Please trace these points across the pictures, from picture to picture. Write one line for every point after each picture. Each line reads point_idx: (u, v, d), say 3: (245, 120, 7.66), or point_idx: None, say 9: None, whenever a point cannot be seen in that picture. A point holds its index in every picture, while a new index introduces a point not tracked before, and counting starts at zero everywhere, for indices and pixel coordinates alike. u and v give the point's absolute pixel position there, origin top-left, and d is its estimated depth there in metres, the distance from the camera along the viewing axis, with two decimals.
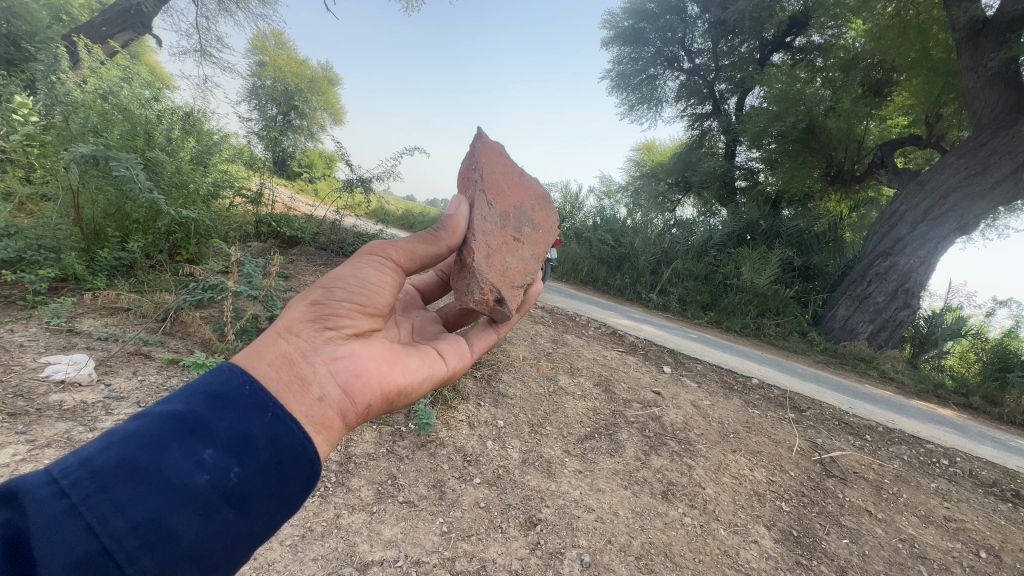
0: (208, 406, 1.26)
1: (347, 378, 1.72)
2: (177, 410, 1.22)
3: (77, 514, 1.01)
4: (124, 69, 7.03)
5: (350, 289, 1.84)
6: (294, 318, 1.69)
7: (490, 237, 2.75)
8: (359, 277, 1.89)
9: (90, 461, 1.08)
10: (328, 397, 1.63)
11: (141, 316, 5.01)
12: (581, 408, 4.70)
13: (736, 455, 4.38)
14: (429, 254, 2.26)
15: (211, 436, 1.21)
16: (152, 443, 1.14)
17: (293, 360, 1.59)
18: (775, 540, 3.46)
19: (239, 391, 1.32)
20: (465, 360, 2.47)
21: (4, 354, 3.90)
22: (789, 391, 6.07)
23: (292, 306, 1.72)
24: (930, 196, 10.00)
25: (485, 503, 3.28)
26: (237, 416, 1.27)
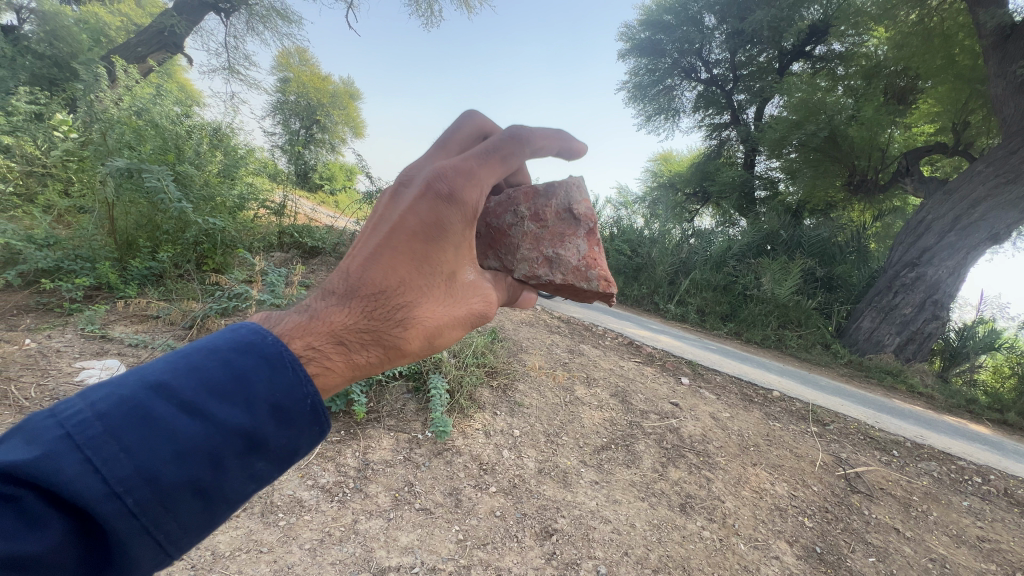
0: (272, 421, 1.25)
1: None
2: (240, 425, 1.20)
3: (145, 532, 1.08)
4: (157, 87, 7.37)
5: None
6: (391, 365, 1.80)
7: None
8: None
9: (154, 479, 1.08)
10: None
11: (169, 324, 5.18)
12: (597, 419, 4.68)
13: (756, 469, 4.30)
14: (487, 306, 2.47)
15: (268, 450, 1.26)
16: (213, 460, 1.16)
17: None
18: (797, 556, 3.38)
19: (303, 407, 1.31)
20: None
21: (42, 359, 4.08)
22: (812, 404, 5.93)
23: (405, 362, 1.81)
24: (959, 205, 9.71)
25: (500, 512, 3.28)
26: (294, 434, 1.30)
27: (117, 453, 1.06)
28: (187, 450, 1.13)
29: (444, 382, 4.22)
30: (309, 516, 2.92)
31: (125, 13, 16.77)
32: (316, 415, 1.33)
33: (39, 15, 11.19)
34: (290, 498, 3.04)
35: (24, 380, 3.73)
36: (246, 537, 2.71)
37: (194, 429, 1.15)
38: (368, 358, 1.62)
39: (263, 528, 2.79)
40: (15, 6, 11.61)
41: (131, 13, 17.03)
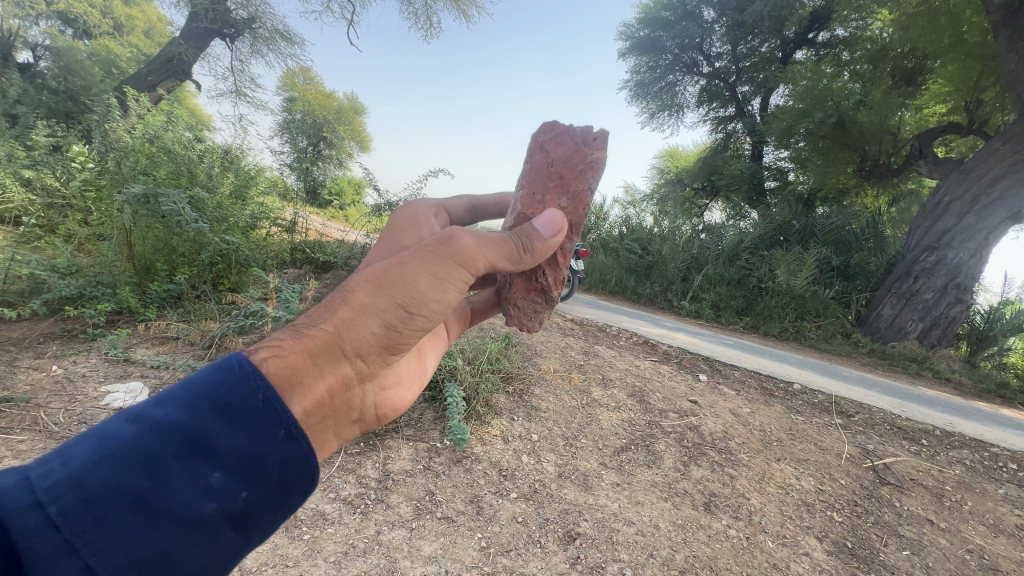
0: (215, 417, 1.18)
1: (386, 404, 1.86)
2: (178, 423, 1.15)
3: (68, 551, 0.98)
4: (168, 114, 7.57)
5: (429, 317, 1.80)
6: (366, 338, 1.64)
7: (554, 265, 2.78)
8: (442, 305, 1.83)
9: (84, 484, 1.04)
10: (364, 422, 1.76)
11: (188, 344, 5.28)
12: (615, 420, 4.65)
13: (781, 464, 4.22)
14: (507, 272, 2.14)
15: (220, 456, 1.16)
16: (149, 464, 1.08)
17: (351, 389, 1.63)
18: (827, 552, 3.31)
19: (253, 401, 1.24)
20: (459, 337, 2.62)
21: (68, 385, 4.18)
22: (835, 396, 5.81)
23: (370, 326, 1.63)
24: (976, 185, 9.50)
25: (522, 518, 3.27)
26: (248, 433, 1.20)
27: (52, 463, 1.06)
28: (120, 452, 1.08)
29: (460, 390, 4.23)
30: (333, 529, 2.94)
31: (134, 44, 17.29)
32: (267, 406, 1.25)
33: (54, 51, 11.59)
34: (312, 512, 3.07)
35: (52, 406, 3.83)
36: (271, 553, 2.74)
37: (132, 432, 1.12)
38: (316, 327, 1.54)
39: (288, 542, 2.82)
40: (31, 43, 12.02)
41: (140, 43, 17.50)
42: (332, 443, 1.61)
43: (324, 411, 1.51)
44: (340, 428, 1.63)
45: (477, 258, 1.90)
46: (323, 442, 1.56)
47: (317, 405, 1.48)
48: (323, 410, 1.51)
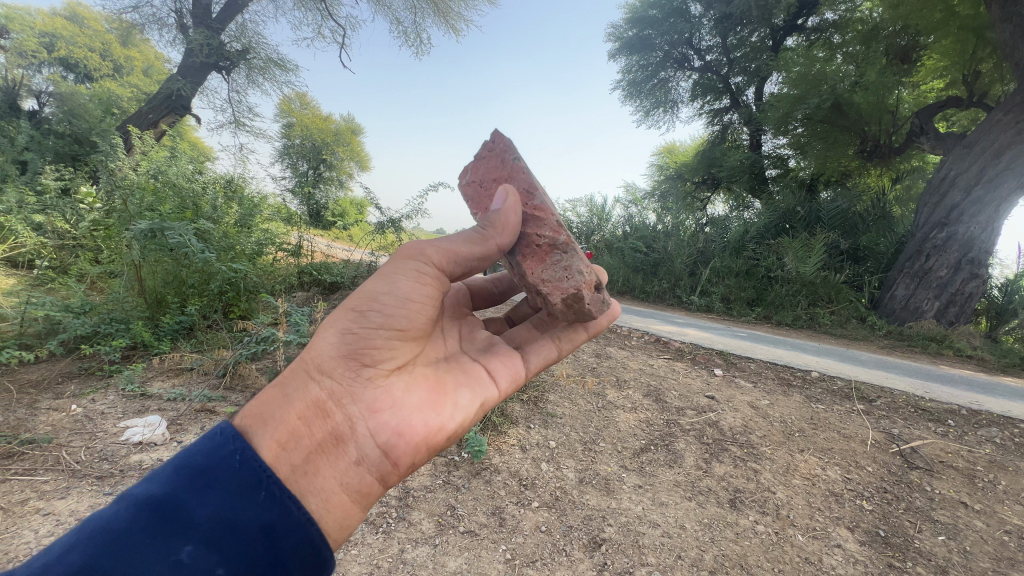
0: (188, 490, 1.46)
1: (383, 428, 1.94)
2: (153, 498, 1.42)
3: None
4: (170, 149, 7.70)
5: (384, 318, 2.05)
6: (328, 357, 1.95)
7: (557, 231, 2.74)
8: (393, 306, 2.07)
9: (53, 568, 1.26)
10: (366, 457, 1.87)
11: (203, 374, 5.32)
12: (633, 421, 4.60)
13: (804, 455, 4.14)
14: (475, 253, 2.32)
15: (193, 529, 1.41)
16: (124, 538, 1.34)
17: (327, 411, 1.86)
18: (860, 542, 3.23)
19: (226, 469, 1.53)
20: (515, 385, 2.59)
21: (88, 423, 4.22)
22: (854, 381, 5.71)
23: (329, 344, 1.96)
24: (981, 157, 9.37)
25: (546, 526, 3.23)
26: (218, 503, 1.47)
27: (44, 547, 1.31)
28: (99, 531, 1.34)
29: None
30: (356, 550, 2.93)
31: (134, 83, 17.68)
32: (237, 473, 1.53)
33: (58, 97, 11.88)
34: None
35: (73, 445, 3.87)
36: None
37: (110, 513, 1.38)
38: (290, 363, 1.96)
39: None
40: (35, 91, 12.33)
41: (140, 82, 17.89)
42: (327, 481, 1.77)
43: (299, 435, 1.77)
44: (330, 454, 1.80)
45: (418, 250, 2.18)
46: (315, 474, 1.75)
47: (289, 427, 1.77)
48: (297, 436, 1.77)
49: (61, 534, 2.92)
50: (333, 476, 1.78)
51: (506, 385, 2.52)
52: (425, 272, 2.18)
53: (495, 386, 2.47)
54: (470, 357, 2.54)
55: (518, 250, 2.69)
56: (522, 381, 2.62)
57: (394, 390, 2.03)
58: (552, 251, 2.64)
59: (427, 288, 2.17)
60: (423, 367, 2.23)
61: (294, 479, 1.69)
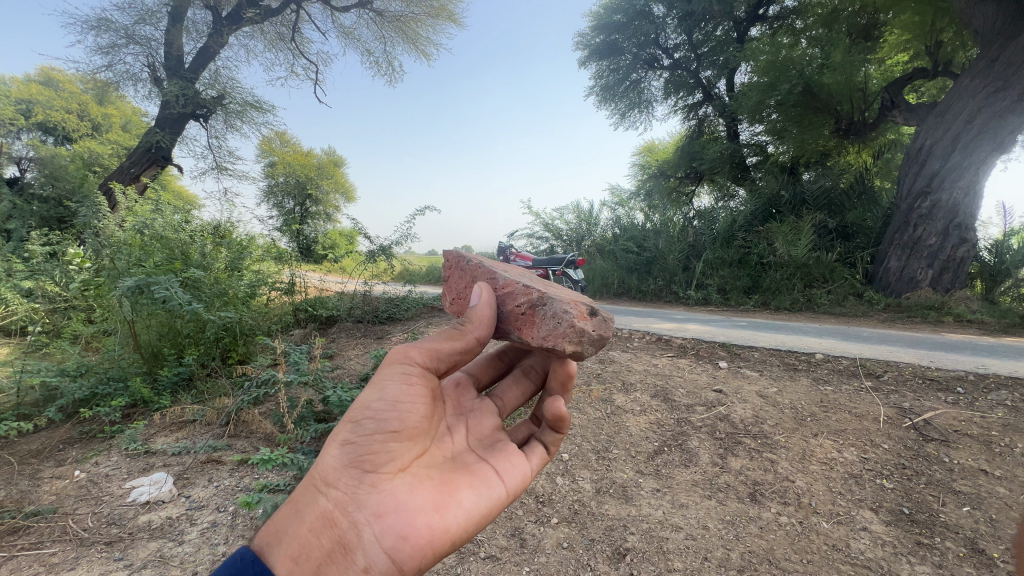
0: None
1: (387, 533, 1.96)
2: None
3: None
4: (155, 201, 7.71)
5: (378, 423, 2.12)
6: (334, 466, 2.04)
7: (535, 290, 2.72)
8: (386, 410, 2.14)
9: None
10: (374, 565, 1.91)
11: (207, 424, 5.24)
12: (644, 423, 4.56)
13: (819, 439, 4.11)
14: (455, 347, 2.38)
15: None
16: None
17: (335, 521, 1.94)
18: (885, 522, 3.19)
19: None
20: (525, 478, 2.47)
21: (93, 488, 4.14)
22: (859, 359, 5.70)
23: (331, 456, 2.05)
24: (955, 123, 9.49)
25: (568, 542, 3.17)
26: None
27: None
28: None
29: None
30: None
31: (114, 139, 17.78)
32: None
33: (38, 161, 11.92)
34: None
35: (79, 512, 3.79)
36: None
37: None
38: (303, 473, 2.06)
39: None
40: (15, 157, 12.38)
41: (120, 139, 17.98)
42: None
43: (309, 547, 1.88)
44: (338, 566, 1.87)
45: (401, 353, 2.26)
46: None
47: (301, 541, 1.89)
48: (308, 549, 1.87)
49: None
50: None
51: (515, 483, 2.39)
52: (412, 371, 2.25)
53: (504, 484, 2.35)
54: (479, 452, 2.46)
55: (511, 329, 2.63)
56: (530, 479, 2.47)
57: (397, 493, 2.04)
58: (535, 310, 2.55)
59: (415, 387, 2.23)
60: (430, 463, 2.24)
61: None
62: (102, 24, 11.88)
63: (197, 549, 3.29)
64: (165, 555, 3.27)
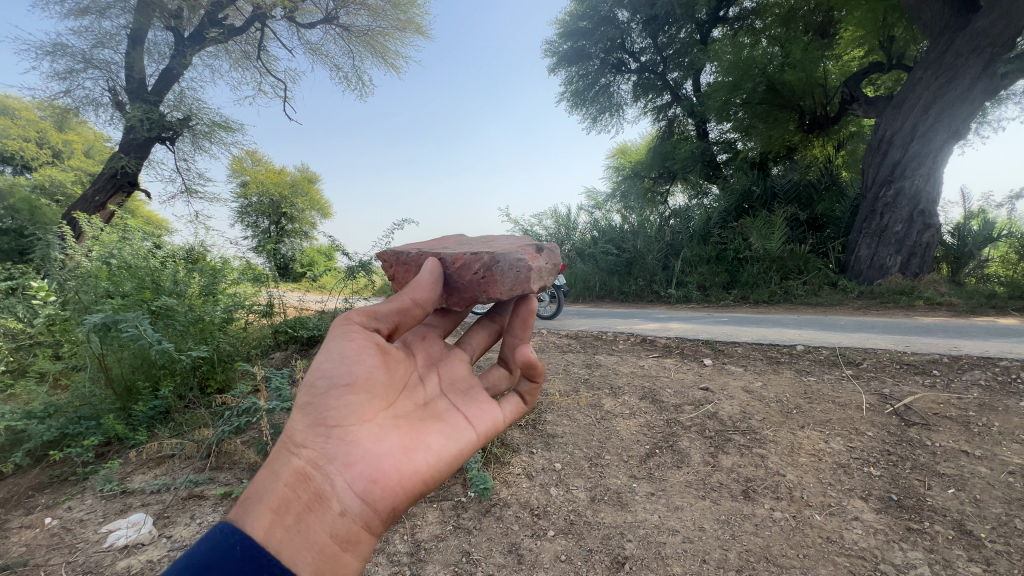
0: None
1: (359, 478, 1.96)
2: None
3: None
4: (122, 229, 7.45)
5: (333, 380, 2.13)
6: (298, 429, 2.02)
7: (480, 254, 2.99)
8: (338, 368, 2.15)
9: None
10: (349, 509, 1.91)
11: (186, 458, 5.05)
12: (634, 426, 4.56)
13: (806, 431, 4.16)
14: (393, 307, 2.44)
15: None
16: None
17: (308, 475, 1.93)
18: (876, 510, 3.24)
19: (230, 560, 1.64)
20: (496, 422, 2.56)
21: (67, 535, 3.93)
22: (839, 348, 5.82)
23: (296, 418, 2.04)
24: (912, 114, 9.85)
25: (566, 555, 3.13)
26: None
27: None
28: None
29: None
30: None
31: (77, 166, 17.21)
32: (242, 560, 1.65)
33: None
34: None
35: (52, 563, 3.59)
36: None
37: None
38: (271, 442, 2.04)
39: None
40: None
41: (83, 165, 17.41)
42: (317, 540, 1.82)
43: (285, 503, 1.84)
44: (315, 515, 1.85)
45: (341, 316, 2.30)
46: (305, 533, 1.81)
47: (278, 498, 1.86)
48: (286, 503, 1.85)
49: None
50: (322, 533, 1.83)
51: (483, 427, 2.47)
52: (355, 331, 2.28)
53: (472, 428, 2.43)
54: (448, 403, 2.51)
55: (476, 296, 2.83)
56: (500, 424, 2.55)
57: (364, 440, 2.04)
58: (492, 270, 2.81)
59: (364, 343, 2.26)
60: (399, 413, 2.26)
61: (286, 544, 1.76)
62: (58, 48, 11.49)
63: None
64: None
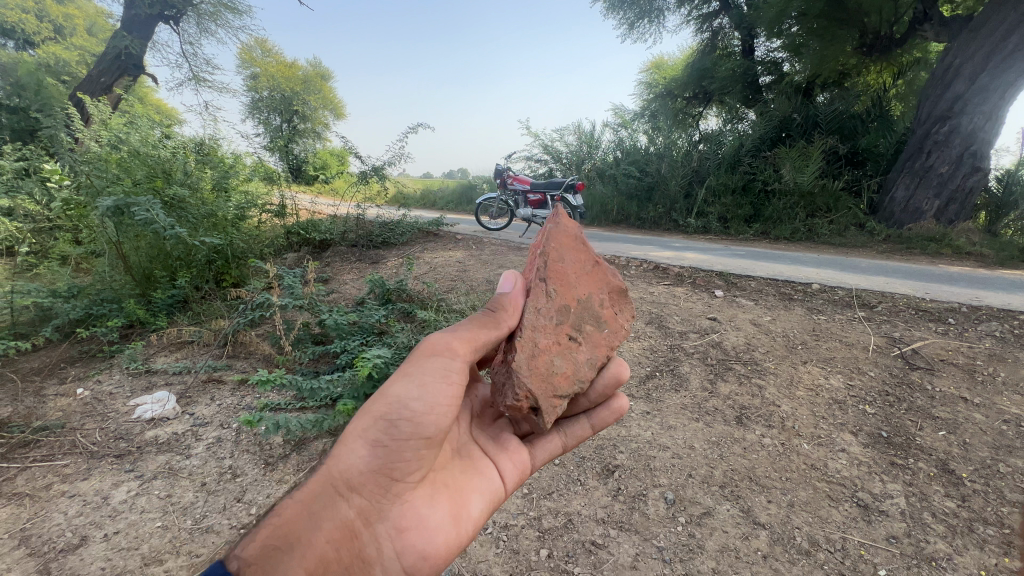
0: None
1: (409, 549, 1.82)
2: None
3: None
4: (131, 115, 7.19)
5: (414, 429, 1.84)
6: (356, 470, 1.78)
7: (540, 335, 2.17)
8: (427, 413, 1.86)
9: None
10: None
11: (204, 345, 5.28)
12: (637, 349, 4.63)
13: (807, 367, 4.20)
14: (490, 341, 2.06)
15: None
16: None
17: (356, 532, 1.73)
18: (864, 445, 3.33)
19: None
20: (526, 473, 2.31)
21: (98, 405, 4.24)
22: (855, 289, 5.68)
23: (354, 456, 1.78)
24: (989, 40, 8.75)
25: (560, 460, 3.32)
26: None
27: None
28: None
29: None
30: None
31: (79, 44, 16.22)
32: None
33: None
34: None
35: (87, 427, 3.90)
36: None
37: None
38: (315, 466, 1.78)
39: None
40: None
41: (87, 43, 16.46)
42: None
43: (328, 562, 1.63)
44: None
45: (439, 347, 1.94)
46: None
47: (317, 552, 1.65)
48: (327, 565, 1.63)
49: (90, 513, 2.98)
50: None
51: (514, 480, 2.25)
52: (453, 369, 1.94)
53: (503, 483, 2.20)
54: (480, 445, 2.28)
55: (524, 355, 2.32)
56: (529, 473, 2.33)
57: (417, 503, 1.87)
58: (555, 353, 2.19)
59: (456, 389, 1.95)
60: (444, 461, 2.07)
61: None
62: None
63: (205, 462, 3.45)
64: (174, 467, 3.42)
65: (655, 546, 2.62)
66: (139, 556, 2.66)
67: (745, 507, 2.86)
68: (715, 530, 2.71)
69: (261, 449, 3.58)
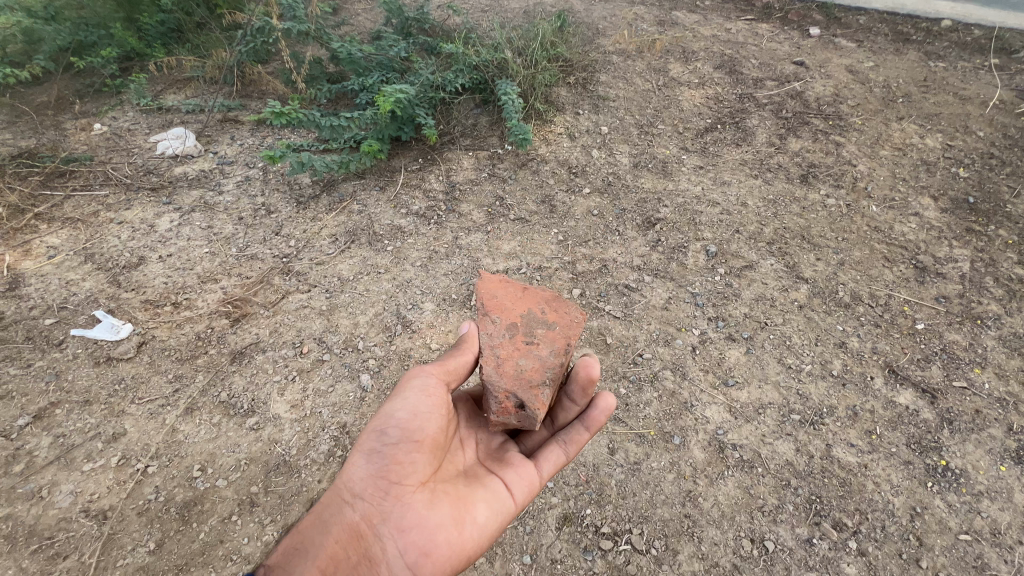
0: None
1: (406, 550, 1.41)
2: None
3: None
4: None
5: (404, 431, 1.49)
6: (355, 474, 1.48)
7: (497, 349, 1.72)
8: (415, 421, 1.50)
9: None
10: None
11: (212, 82, 4.79)
12: (699, 98, 3.95)
13: (902, 124, 3.54)
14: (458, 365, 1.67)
15: None
16: None
17: (359, 533, 1.43)
18: (942, 210, 2.98)
19: None
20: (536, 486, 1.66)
21: (119, 141, 4.07)
22: (997, 29, 4.43)
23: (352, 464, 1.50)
24: None
25: (598, 211, 3.15)
26: None
27: None
28: None
29: (515, 88, 3.60)
30: (413, 240, 3.05)
31: None
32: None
33: None
34: (390, 227, 3.15)
35: (115, 161, 3.81)
36: (363, 263, 2.90)
37: None
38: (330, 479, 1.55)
39: (375, 255, 2.96)
40: None
41: None
42: None
43: (336, 562, 1.37)
44: None
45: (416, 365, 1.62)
46: None
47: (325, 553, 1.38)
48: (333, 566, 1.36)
49: (142, 238, 3.11)
50: None
51: (523, 497, 1.63)
52: (430, 384, 1.57)
53: (512, 497, 1.60)
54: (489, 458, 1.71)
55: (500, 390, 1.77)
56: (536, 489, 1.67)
57: (415, 506, 1.45)
58: (524, 353, 1.72)
59: (444, 397, 1.57)
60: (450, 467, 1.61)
61: None
62: None
63: (238, 199, 3.42)
64: (210, 202, 3.42)
65: (688, 292, 2.61)
66: (195, 275, 2.83)
67: (789, 263, 2.74)
68: (754, 282, 2.65)
69: (291, 190, 3.49)
